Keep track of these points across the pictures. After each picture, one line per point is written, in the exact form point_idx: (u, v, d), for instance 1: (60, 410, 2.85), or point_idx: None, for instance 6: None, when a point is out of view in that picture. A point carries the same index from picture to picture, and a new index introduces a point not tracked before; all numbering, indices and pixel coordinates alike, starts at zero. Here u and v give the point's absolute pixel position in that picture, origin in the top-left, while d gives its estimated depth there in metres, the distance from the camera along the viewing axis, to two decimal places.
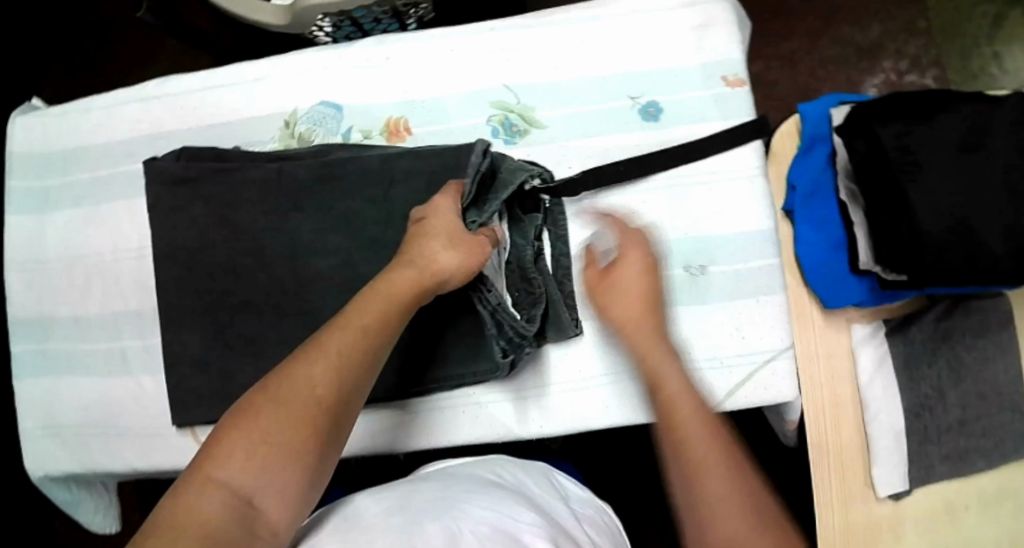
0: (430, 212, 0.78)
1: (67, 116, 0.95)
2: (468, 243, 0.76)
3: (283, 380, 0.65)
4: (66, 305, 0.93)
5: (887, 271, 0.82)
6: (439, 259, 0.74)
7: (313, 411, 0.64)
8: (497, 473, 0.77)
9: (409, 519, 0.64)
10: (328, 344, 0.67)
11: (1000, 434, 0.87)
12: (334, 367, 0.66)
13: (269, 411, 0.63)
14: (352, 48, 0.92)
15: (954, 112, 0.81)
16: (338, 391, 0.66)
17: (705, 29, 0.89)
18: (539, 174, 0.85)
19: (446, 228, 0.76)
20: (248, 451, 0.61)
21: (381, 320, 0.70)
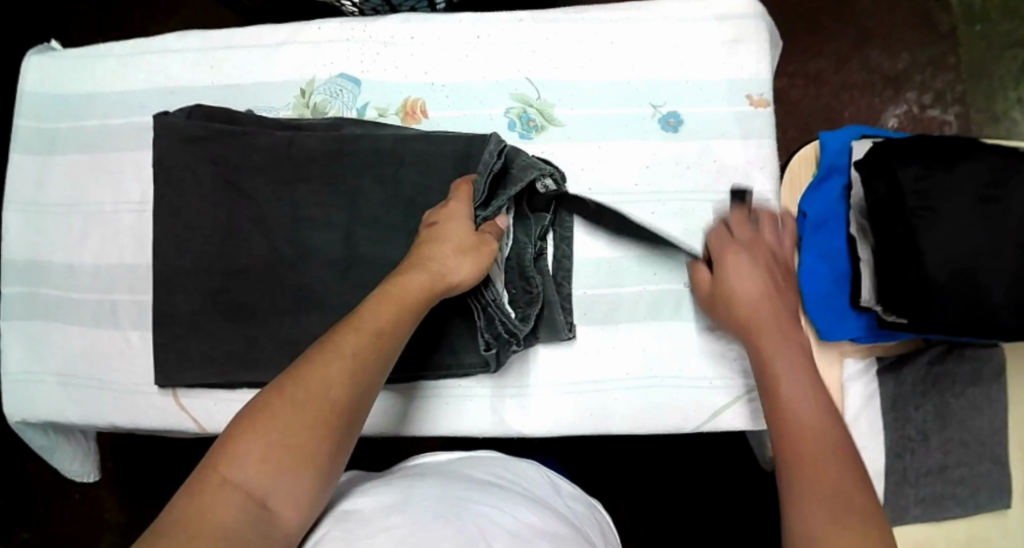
0: (443, 217, 0.78)
1: (80, 59, 0.93)
2: (478, 248, 0.77)
3: (297, 379, 0.64)
4: (60, 251, 0.92)
5: (888, 313, 0.81)
6: (454, 265, 0.75)
7: (326, 411, 0.63)
8: (491, 471, 0.78)
9: (405, 516, 0.66)
10: (340, 345, 0.66)
11: (978, 482, 0.88)
12: (347, 368, 0.65)
13: (283, 411, 0.62)
14: (378, 23, 0.90)
15: (976, 160, 0.80)
16: (351, 391, 0.65)
17: (737, 44, 0.88)
18: (550, 174, 0.84)
19: (458, 233, 0.77)
20: (261, 452, 0.61)
21: (396, 323, 0.70)
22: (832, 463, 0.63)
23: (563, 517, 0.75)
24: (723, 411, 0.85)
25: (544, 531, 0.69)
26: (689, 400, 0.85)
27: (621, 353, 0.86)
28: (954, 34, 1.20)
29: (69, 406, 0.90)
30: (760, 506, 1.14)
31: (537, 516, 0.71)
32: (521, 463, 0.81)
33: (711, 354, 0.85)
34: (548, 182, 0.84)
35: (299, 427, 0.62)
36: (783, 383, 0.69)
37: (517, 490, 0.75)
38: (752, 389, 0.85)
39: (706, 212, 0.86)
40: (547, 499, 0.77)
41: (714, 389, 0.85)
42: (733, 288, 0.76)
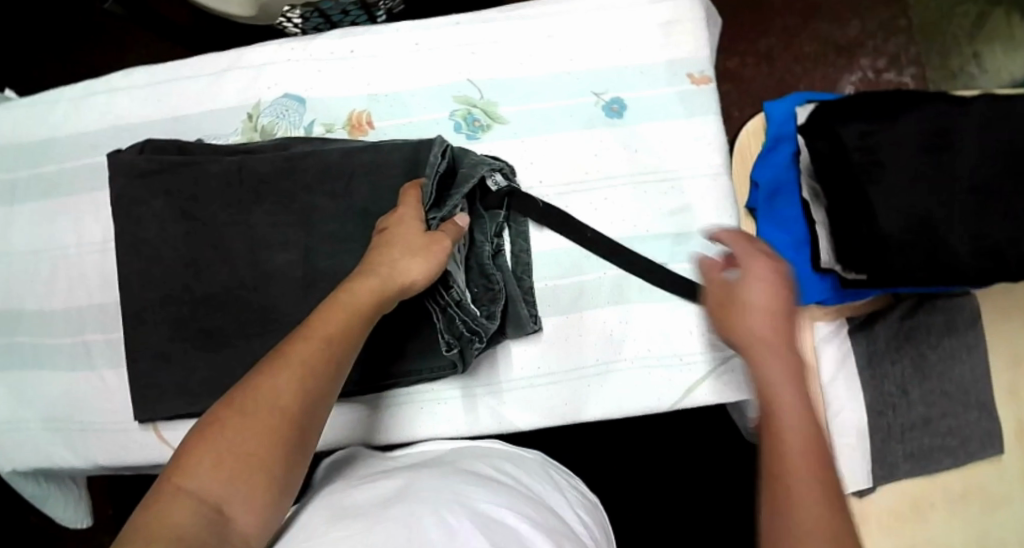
0: (393, 222, 0.79)
1: (34, 108, 0.95)
2: (431, 246, 0.77)
3: (250, 390, 0.65)
4: (30, 298, 0.93)
5: (848, 270, 0.81)
6: (405, 268, 0.75)
7: (278, 419, 0.65)
8: (489, 464, 0.79)
9: (392, 509, 0.68)
10: (291, 354, 0.67)
11: (966, 432, 0.87)
12: (299, 377, 0.66)
13: (235, 422, 0.64)
14: (318, 41, 0.91)
15: (920, 112, 0.80)
16: (304, 397, 0.66)
17: (671, 25, 0.89)
18: (500, 168, 0.85)
19: (409, 236, 0.77)
20: (215, 462, 0.62)
21: (349, 329, 0.71)
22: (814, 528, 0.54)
23: (556, 512, 0.75)
24: (695, 388, 0.85)
25: (541, 522, 0.71)
26: (661, 378, 0.85)
27: (590, 340, 0.86)
28: None
29: (54, 450, 0.91)
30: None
31: (532, 512, 0.72)
32: (509, 452, 0.82)
33: (678, 332, 0.86)
34: (499, 176, 0.85)
35: (254, 438, 0.64)
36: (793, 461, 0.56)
37: (513, 486, 0.76)
38: (723, 362, 0.85)
39: (660, 192, 0.87)
40: (542, 495, 0.77)
41: (684, 365, 0.85)
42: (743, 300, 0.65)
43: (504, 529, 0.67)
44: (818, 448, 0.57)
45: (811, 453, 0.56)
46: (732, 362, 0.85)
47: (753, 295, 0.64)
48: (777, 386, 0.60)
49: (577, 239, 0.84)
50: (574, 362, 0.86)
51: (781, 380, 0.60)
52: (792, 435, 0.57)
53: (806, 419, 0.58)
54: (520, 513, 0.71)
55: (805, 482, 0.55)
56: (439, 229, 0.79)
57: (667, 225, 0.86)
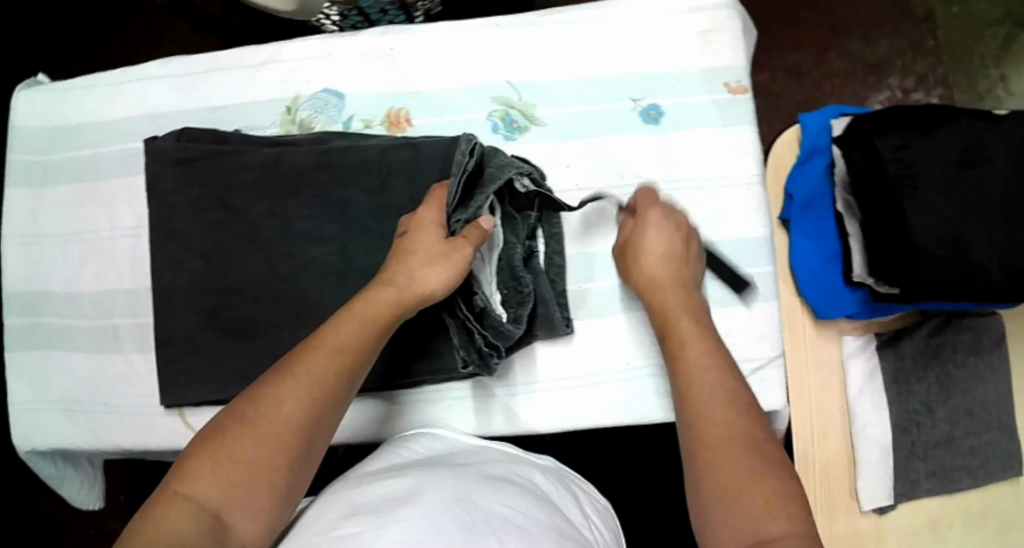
0: (414, 226, 0.81)
1: (69, 92, 0.95)
2: (451, 253, 0.78)
3: (254, 401, 0.69)
4: (59, 281, 0.93)
5: (881, 284, 0.81)
6: (422, 277, 0.77)
7: (280, 431, 0.68)
8: (503, 466, 0.78)
9: (401, 511, 0.67)
10: (300, 366, 0.71)
11: (987, 452, 0.88)
12: (305, 389, 0.70)
13: (238, 431, 0.68)
14: (357, 37, 0.91)
15: (954, 125, 0.80)
16: (307, 410, 0.70)
17: (710, 34, 0.89)
18: (527, 173, 0.83)
19: (426, 244, 0.79)
20: (215, 470, 0.66)
21: (356, 343, 0.74)
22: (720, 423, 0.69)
23: (569, 517, 0.74)
24: None
25: (551, 524, 0.70)
26: None
27: (615, 345, 0.87)
28: (931, 16, 1.21)
29: (77, 433, 0.91)
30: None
31: (545, 515, 0.71)
32: (515, 457, 0.81)
33: None
34: (526, 181, 0.83)
35: (256, 447, 0.67)
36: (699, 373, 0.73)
37: (526, 488, 0.75)
38: (751, 374, 0.86)
39: (694, 200, 0.87)
40: (553, 499, 0.76)
41: None
42: (645, 242, 0.82)
43: (514, 528, 0.67)
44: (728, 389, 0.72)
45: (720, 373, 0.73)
46: (764, 372, 0.85)
47: (689, 343, 0.75)
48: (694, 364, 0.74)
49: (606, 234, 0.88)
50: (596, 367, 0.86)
51: (715, 395, 0.71)
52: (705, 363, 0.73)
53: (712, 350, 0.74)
54: (526, 513, 0.70)
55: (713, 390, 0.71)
56: (463, 232, 0.80)
57: (700, 234, 0.87)
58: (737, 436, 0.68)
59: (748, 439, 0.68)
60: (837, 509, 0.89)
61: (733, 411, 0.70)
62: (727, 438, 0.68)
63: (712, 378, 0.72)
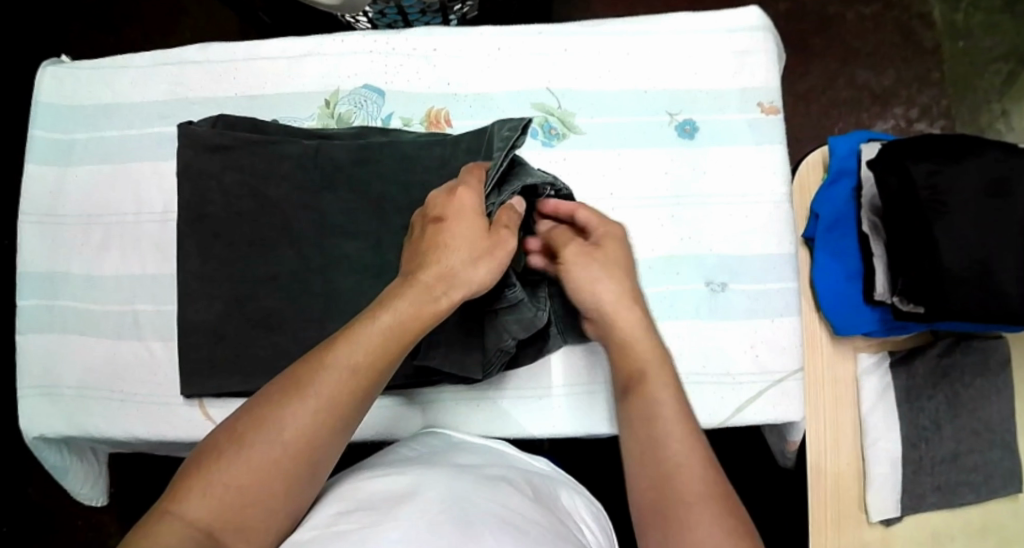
0: (451, 213, 0.75)
1: (101, 72, 0.94)
2: (494, 250, 0.74)
3: (256, 422, 0.67)
4: (79, 263, 0.91)
5: (904, 303, 0.85)
6: (464, 279, 0.73)
7: (280, 453, 0.66)
8: (502, 469, 0.75)
9: (408, 508, 0.65)
10: (311, 384, 0.68)
11: (989, 469, 0.90)
12: (314, 409, 0.67)
13: (236, 451, 0.66)
14: (400, 36, 0.92)
15: (981, 156, 0.84)
16: (311, 435, 0.67)
17: (746, 54, 0.92)
18: (552, 183, 0.79)
19: (466, 239, 0.74)
20: (209, 489, 0.64)
21: (370, 362, 0.70)
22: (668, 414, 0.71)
23: (563, 520, 0.72)
24: (746, 407, 0.86)
25: (547, 527, 0.68)
26: (714, 397, 0.86)
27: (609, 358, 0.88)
28: (938, 50, 1.27)
29: (88, 420, 0.88)
30: (787, 510, 1.13)
31: (541, 519, 0.68)
32: (520, 464, 0.78)
33: (732, 351, 0.87)
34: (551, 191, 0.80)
35: (253, 469, 0.65)
36: (646, 376, 0.73)
37: (523, 490, 0.72)
38: (773, 385, 0.86)
39: (725, 214, 0.89)
40: (548, 501, 0.73)
41: (736, 385, 0.86)
42: (592, 258, 0.78)
43: (514, 528, 0.65)
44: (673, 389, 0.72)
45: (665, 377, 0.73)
46: (784, 385, 0.86)
47: (657, 400, 0.72)
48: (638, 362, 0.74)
49: (639, 240, 0.89)
50: (592, 379, 0.88)
51: (672, 429, 0.70)
52: (651, 365, 0.74)
53: (655, 354, 0.75)
54: (522, 513, 0.68)
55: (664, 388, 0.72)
56: (495, 215, 0.76)
57: (728, 247, 0.89)
58: (672, 416, 0.71)
59: (677, 408, 0.71)
60: (847, 521, 0.91)
61: (666, 384, 0.73)
62: (681, 467, 0.67)
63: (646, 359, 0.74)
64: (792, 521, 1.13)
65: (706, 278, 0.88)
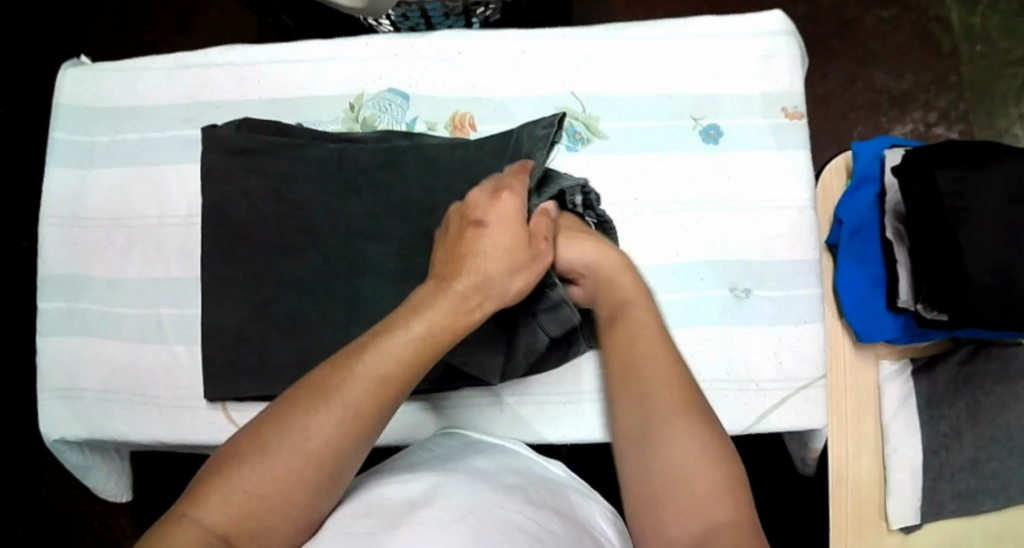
0: (494, 219, 0.74)
1: (124, 74, 0.94)
2: (532, 264, 0.75)
3: (280, 428, 0.66)
4: (102, 266, 0.91)
5: (927, 309, 0.86)
6: (498, 289, 0.73)
7: (303, 463, 0.65)
8: (520, 475, 0.74)
9: (419, 514, 0.64)
10: (335, 396, 0.66)
11: (1009, 476, 0.90)
12: (338, 420, 0.66)
13: (258, 458, 0.65)
14: (425, 39, 0.92)
15: (1005, 164, 0.84)
16: (336, 447, 0.66)
17: (771, 60, 0.92)
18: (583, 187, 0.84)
19: (506, 248, 0.74)
20: (228, 495, 0.64)
21: (399, 374, 0.68)
22: (647, 341, 0.74)
23: (581, 527, 0.71)
24: (769, 414, 0.86)
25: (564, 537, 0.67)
26: (738, 403, 0.86)
27: None
28: (956, 53, 1.27)
29: (111, 423, 0.88)
30: (805, 515, 1.13)
31: (557, 529, 0.68)
32: (536, 468, 0.77)
33: (757, 358, 0.87)
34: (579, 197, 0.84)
35: (274, 478, 0.64)
36: (628, 307, 0.77)
37: (540, 497, 0.71)
38: (795, 391, 0.86)
39: (747, 219, 0.89)
40: (565, 507, 0.72)
41: (760, 392, 0.86)
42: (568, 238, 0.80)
43: (529, 537, 0.64)
44: (652, 318, 0.76)
45: (645, 308, 0.77)
46: (807, 391, 0.86)
47: (639, 326, 0.75)
48: (624, 295, 0.77)
49: (664, 246, 0.89)
50: None
51: (651, 354, 0.73)
52: (635, 299, 0.77)
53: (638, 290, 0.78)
54: (541, 521, 0.67)
55: (645, 316, 0.76)
56: (531, 223, 0.77)
57: (751, 255, 0.89)
58: (652, 344, 0.74)
59: (657, 335, 0.74)
60: (867, 528, 0.91)
61: (648, 314, 0.76)
62: (657, 384, 0.71)
63: (632, 294, 0.77)
64: (809, 525, 1.13)
65: (730, 285, 0.88)
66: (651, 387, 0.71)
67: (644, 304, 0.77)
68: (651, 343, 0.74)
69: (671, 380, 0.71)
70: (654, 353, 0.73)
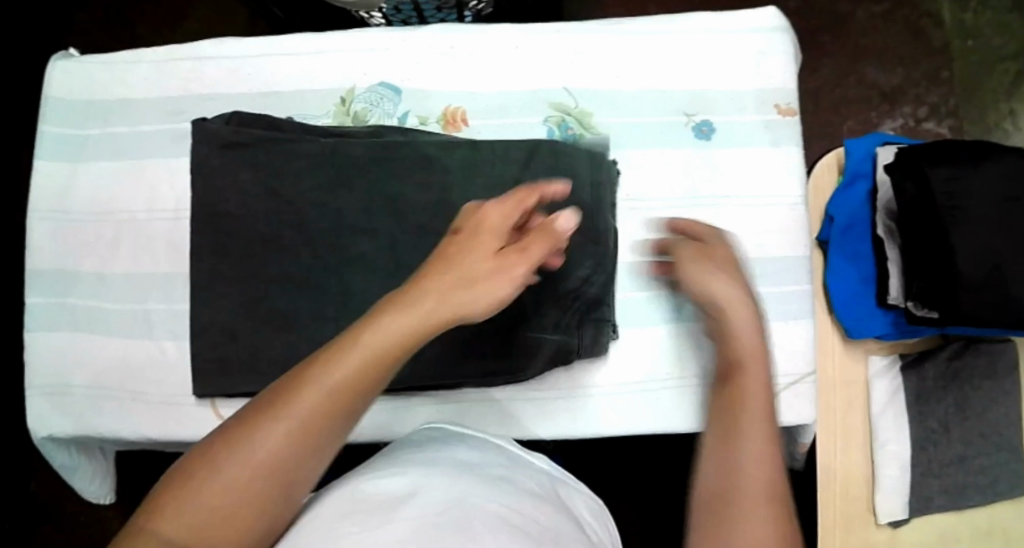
0: (469, 228, 0.69)
1: (112, 66, 0.93)
2: (500, 273, 0.67)
3: (231, 443, 0.59)
4: (90, 261, 0.90)
5: (918, 307, 0.86)
6: (463, 298, 0.66)
7: (247, 482, 0.58)
8: (506, 468, 0.74)
9: (404, 508, 0.63)
10: (285, 407, 0.59)
11: (996, 472, 0.91)
12: (282, 438, 0.59)
13: (208, 475, 0.58)
14: (417, 33, 0.91)
15: (997, 163, 0.85)
16: (280, 467, 0.58)
17: (765, 56, 0.92)
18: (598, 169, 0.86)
19: (475, 257, 0.68)
20: (178, 513, 0.57)
21: (352, 390, 0.61)
22: (751, 402, 0.63)
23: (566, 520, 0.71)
24: None
25: (548, 528, 0.67)
26: None
27: (633, 359, 0.87)
28: (948, 49, 1.27)
29: (100, 419, 0.88)
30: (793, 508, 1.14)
31: (541, 520, 0.68)
32: (526, 461, 0.77)
33: None
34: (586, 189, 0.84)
35: (223, 497, 0.57)
36: (742, 359, 0.66)
37: (523, 488, 0.72)
38: (784, 387, 0.87)
39: (739, 216, 0.89)
40: (549, 499, 0.73)
41: None
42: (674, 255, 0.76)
43: (513, 528, 0.64)
44: (761, 375, 0.65)
45: (757, 360, 0.66)
46: (796, 387, 0.87)
47: (747, 383, 0.65)
48: (738, 342, 0.68)
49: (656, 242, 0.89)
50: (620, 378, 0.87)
51: (751, 416, 0.62)
52: (747, 345, 0.67)
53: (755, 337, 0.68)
54: (528, 516, 0.67)
55: (758, 371, 0.65)
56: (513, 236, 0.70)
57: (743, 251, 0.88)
58: (750, 404, 0.63)
59: (763, 396, 0.64)
60: (855, 522, 0.91)
61: (755, 369, 0.66)
62: (749, 457, 0.60)
63: (745, 340, 0.68)
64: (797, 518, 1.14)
65: None
66: (741, 453, 0.60)
67: (755, 355, 0.67)
68: (757, 405, 0.63)
69: (767, 457, 0.60)
70: (752, 416, 0.62)
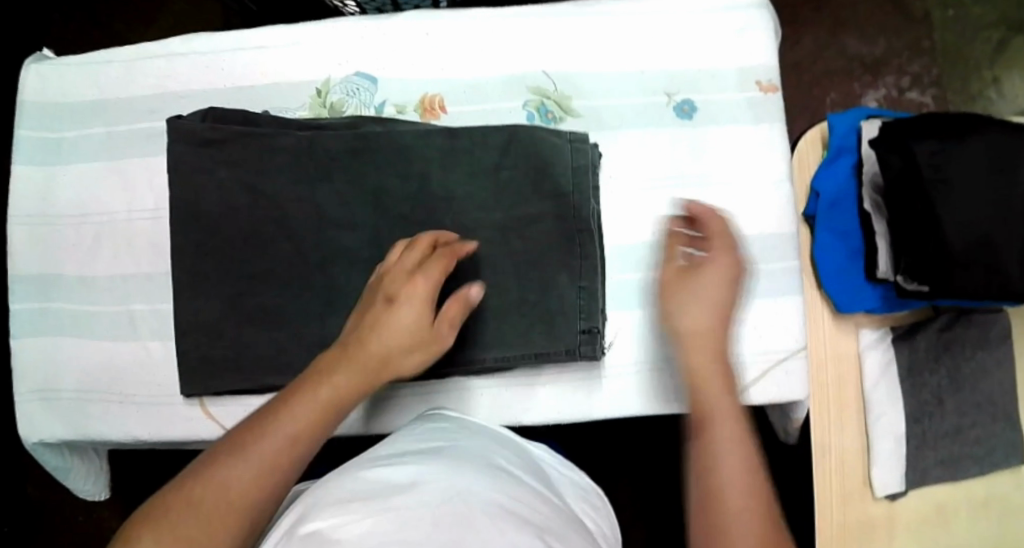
0: (404, 296, 0.75)
1: (84, 66, 0.91)
2: (430, 344, 0.76)
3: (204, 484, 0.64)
4: (72, 264, 0.89)
5: (908, 281, 0.86)
6: (397, 364, 0.75)
7: (217, 524, 0.63)
8: (501, 457, 0.73)
9: (400, 500, 0.62)
10: (249, 454, 0.66)
11: (992, 442, 0.91)
12: (252, 485, 0.65)
13: (183, 514, 0.63)
14: (391, 21, 0.90)
15: (983, 135, 0.84)
16: (251, 510, 0.64)
17: (744, 32, 0.91)
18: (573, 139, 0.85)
19: (410, 330, 0.75)
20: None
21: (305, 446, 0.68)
22: (730, 423, 0.72)
23: (561, 508, 0.71)
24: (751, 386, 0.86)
25: (547, 517, 0.67)
26: None
27: (624, 341, 0.86)
28: (928, 18, 1.26)
29: (89, 422, 0.87)
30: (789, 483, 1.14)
31: (539, 510, 0.67)
32: (519, 451, 0.76)
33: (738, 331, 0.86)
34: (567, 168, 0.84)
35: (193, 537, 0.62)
36: (711, 390, 0.75)
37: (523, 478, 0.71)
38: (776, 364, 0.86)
39: (724, 194, 0.88)
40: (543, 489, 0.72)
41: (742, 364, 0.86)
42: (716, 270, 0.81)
43: (515, 517, 0.63)
44: (733, 403, 0.74)
45: (723, 385, 0.76)
46: (788, 365, 0.86)
47: (715, 407, 0.74)
48: (699, 370, 0.77)
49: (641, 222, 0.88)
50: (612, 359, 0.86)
51: (726, 436, 0.72)
52: (713, 379, 0.76)
53: (719, 367, 0.77)
54: (528, 503, 0.66)
55: (723, 395, 0.75)
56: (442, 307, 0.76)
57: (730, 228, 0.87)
58: (726, 422, 0.73)
59: (729, 409, 0.74)
60: (852, 496, 0.91)
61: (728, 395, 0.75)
62: (728, 474, 0.69)
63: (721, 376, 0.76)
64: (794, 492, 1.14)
65: None
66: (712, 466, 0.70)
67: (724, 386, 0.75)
68: (726, 420, 0.73)
69: (738, 464, 0.70)
70: (727, 438, 0.71)
